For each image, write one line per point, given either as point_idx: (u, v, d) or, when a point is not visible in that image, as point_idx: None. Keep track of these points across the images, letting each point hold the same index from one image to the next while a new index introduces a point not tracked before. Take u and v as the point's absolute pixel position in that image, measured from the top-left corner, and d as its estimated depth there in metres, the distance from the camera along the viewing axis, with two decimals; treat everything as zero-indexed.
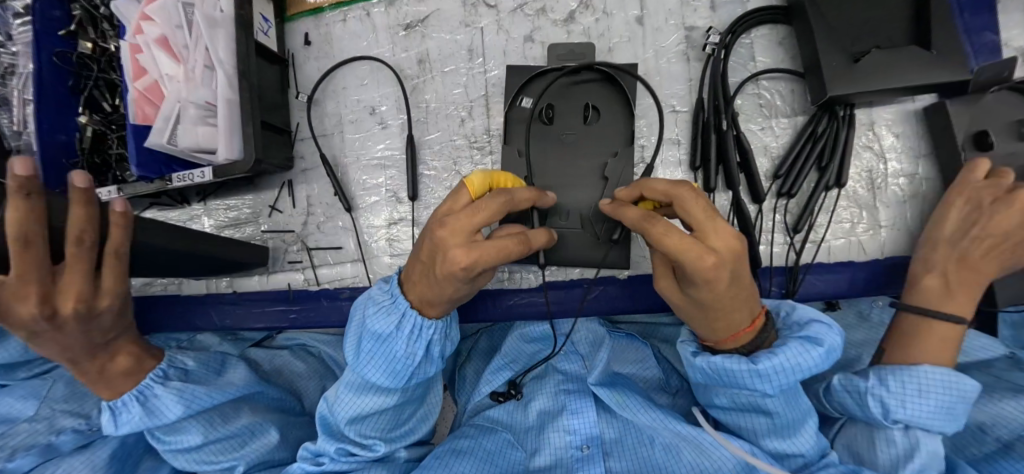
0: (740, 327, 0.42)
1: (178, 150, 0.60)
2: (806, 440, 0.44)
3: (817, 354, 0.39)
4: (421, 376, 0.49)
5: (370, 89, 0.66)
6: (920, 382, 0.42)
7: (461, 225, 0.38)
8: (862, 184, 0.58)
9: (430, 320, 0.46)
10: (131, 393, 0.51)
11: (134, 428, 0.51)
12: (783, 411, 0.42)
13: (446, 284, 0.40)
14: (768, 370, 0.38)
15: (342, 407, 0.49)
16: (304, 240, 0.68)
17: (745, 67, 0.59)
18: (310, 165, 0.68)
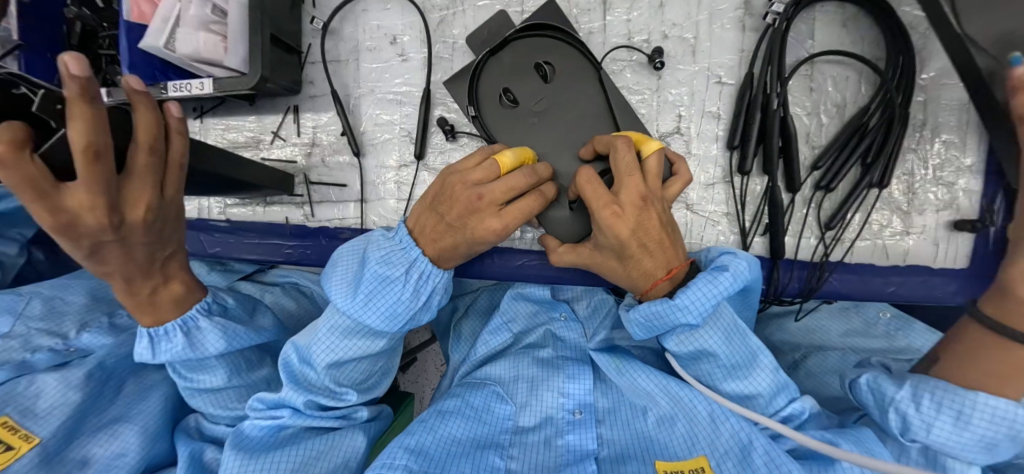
0: (657, 275, 0.44)
1: (175, 57, 0.54)
2: (765, 380, 0.44)
3: (725, 277, 0.41)
4: (415, 322, 0.51)
5: (393, 15, 0.60)
6: (964, 407, 0.37)
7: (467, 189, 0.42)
8: (899, 187, 0.56)
9: (442, 269, 0.49)
10: (174, 323, 0.51)
11: (174, 356, 0.51)
12: (727, 352, 0.44)
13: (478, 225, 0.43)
14: (685, 300, 0.40)
15: (319, 352, 0.50)
16: (306, 173, 0.64)
17: (801, 45, 0.55)
18: (319, 92, 0.63)
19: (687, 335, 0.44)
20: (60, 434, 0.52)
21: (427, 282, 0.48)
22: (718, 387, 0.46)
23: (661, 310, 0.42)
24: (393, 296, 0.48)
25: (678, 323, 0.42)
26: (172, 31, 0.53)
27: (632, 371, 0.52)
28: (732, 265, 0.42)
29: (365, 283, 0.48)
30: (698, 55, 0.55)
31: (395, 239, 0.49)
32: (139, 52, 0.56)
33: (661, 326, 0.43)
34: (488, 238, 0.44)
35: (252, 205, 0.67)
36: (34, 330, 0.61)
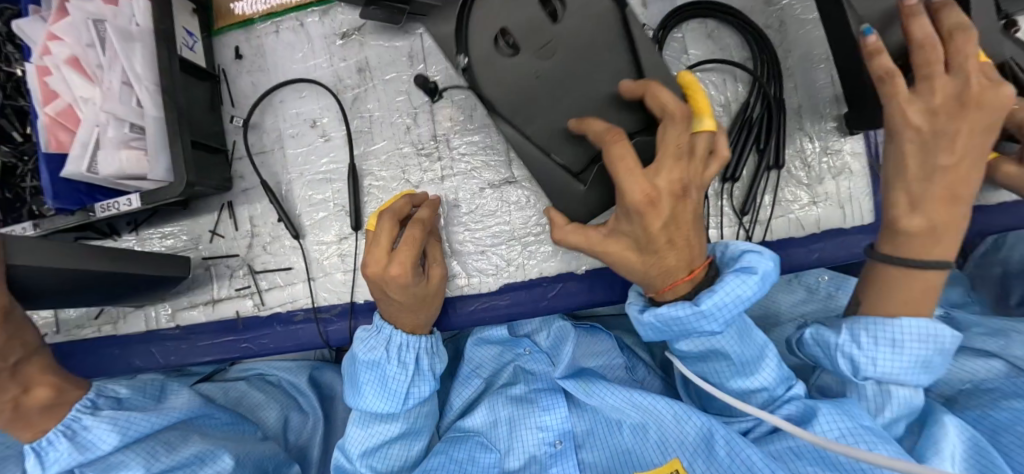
0: (679, 277, 0.42)
1: (100, 178, 0.56)
2: (768, 373, 0.46)
3: (754, 279, 0.40)
4: (416, 395, 0.53)
5: (310, 101, 0.63)
6: (894, 336, 0.43)
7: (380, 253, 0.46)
8: (797, 164, 0.62)
9: (420, 335, 0.53)
10: (56, 430, 0.48)
11: (64, 466, 0.48)
12: (737, 350, 0.45)
13: (387, 274, 0.46)
14: (711, 304, 0.39)
15: (354, 441, 0.54)
16: (250, 264, 0.64)
17: (679, 60, 0.62)
18: (250, 184, 0.64)
19: (700, 338, 0.44)
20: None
21: (408, 351, 0.51)
22: (727, 384, 0.47)
23: (684, 317, 0.41)
24: (389, 381, 0.51)
25: (701, 330, 0.42)
26: (94, 153, 0.55)
27: (599, 392, 0.53)
28: (760, 265, 0.40)
29: (363, 378, 0.52)
30: None
31: (372, 327, 0.53)
32: (62, 179, 0.57)
33: (676, 327, 0.42)
34: (407, 287, 0.47)
35: (199, 306, 0.67)
36: None
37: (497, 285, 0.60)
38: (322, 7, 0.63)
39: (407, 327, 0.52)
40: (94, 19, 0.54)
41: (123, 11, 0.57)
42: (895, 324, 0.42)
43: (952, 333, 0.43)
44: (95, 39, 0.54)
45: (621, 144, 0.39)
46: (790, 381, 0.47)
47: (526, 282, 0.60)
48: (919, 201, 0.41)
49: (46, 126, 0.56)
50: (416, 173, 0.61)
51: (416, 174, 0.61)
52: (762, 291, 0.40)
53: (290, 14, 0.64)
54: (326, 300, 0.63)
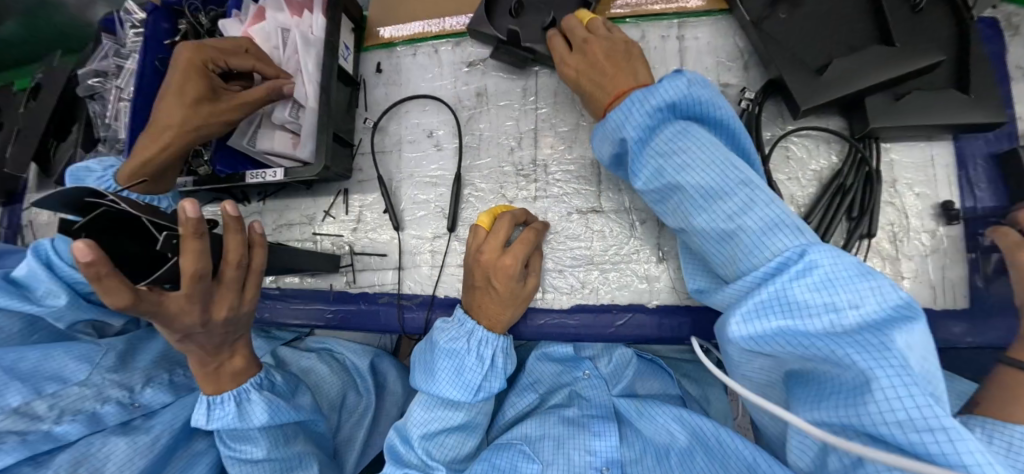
0: (626, 87, 0.54)
1: (254, 150, 0.67)
2: (754, 216, 0.45)
3: (680, 83, 0.51)
4: (486, 390, 0.57)
5: (430, 115, 0.73)
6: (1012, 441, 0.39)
7: (492, 245, 0.56)
8: (885, 238, 0.62)
9: (498, 335, 0.57)
10: (232, 393, 0.59)
11: (224, 423, 0.59)
12: (693, 175, 0.48)
13: (500, 280, 0.54)
14: (622, 109, 0.52)
15: (416, 423, 0.58)
16: (351, 246, 0.73)
17: (775, 123, 0.65)
18: (366, 177, 0.74)
19: (650, 146, 0.51)
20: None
21: (486, 346, 0.56)
22: (695, 224, 0.49)
23: (609, 125, 0.53)
24: (465, 371, 0.56)
25: (622, 135, 0.52)
26: (255, 129, 0.69)
27: (652, 411, 0.59)
28: (670, 90, 0.51)
29: (440, 364, 0.57)
30: None
31: (454, 319, 0.58)
32: (226, 147, 0.71)
33: (628, 149, 0.52)
34: (510, 282, 0.54)
35: (301, 274, 0.76)
36: (107, 381, 0.68)
37: (569, 303, 0.64)
38: (456, 39, 0.74)
39: (489, 323, 0.57)
40: (283, 28, 0.68)
41: (304, 22, 0.69)
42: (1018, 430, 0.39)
43: None
44: (281, 42, 0.67)
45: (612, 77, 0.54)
46: (796, 236, 0.43)
47: (596, 306, 0.63)
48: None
49: None
50: (512, 190, 0.67)
51: (512, 191, 0.67)
52: (675, 99, 0.51)
53: (428, 42, 0.75)
54: (410, 289, 0.70)
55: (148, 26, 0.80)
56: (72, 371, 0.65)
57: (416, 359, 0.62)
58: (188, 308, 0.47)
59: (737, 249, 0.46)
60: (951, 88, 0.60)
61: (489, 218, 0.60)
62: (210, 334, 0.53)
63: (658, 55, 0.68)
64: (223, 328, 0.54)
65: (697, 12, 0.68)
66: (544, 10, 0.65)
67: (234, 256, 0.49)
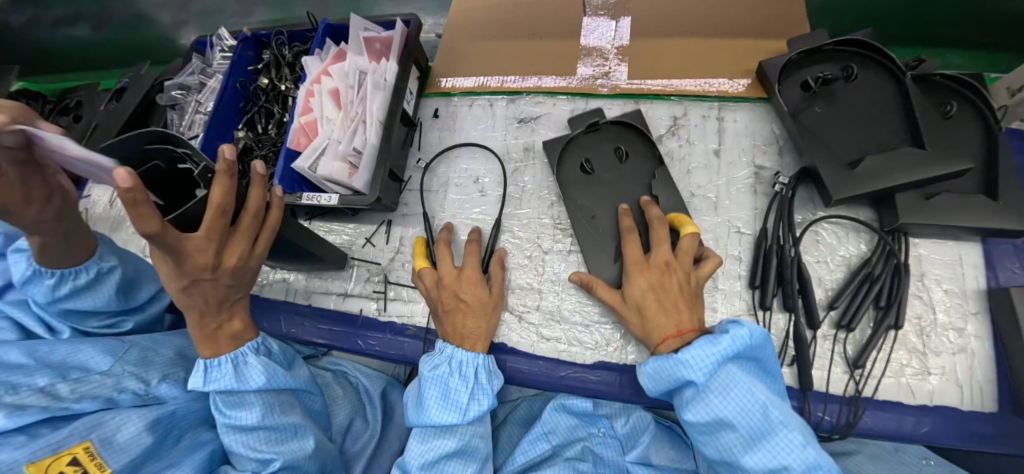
0: (668, 333, 0.52)
1: (314, 175, 0.72)
2: (791, 451, 0.42)
3: (724, 341, 0.47)
4: (474, 412, 0.58)
5: (479, 162, 0.78)
6: None
7: (458, 289, 0.63)
8: (912, 331, 0.62)
9: (479, 353, 0.61)
10: (228, 356, 0.62)
11: (220, 386, 0.60)
12: (741, 420, 0.45)
13: (466, 322, 0.62)
14: (687, 356, 0.47)
15: (411, 456, 0.59)
16: (387, 274, 0.77)
17: (807, 207, 0.68)
18: (411, 212, 0.79)
19: (699, 402, 0.48)
20: (127, 467, 0.60)
21: (466, 367, 0.59)
22: (740, 461, 0.45)
23: (668, 366, 0.49)
24: (451, 395, 0.58)
25: (683, 378, 0.48)
26: (318, 156, 0.73)
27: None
28: (734, 329, 0.47)
29: (427, 393, 0.58)
30: (720, 209, 0.68)
31: (437, 351, 0.62)
32: (289, 169, 0.75)
33: (670, 382, 0.49)
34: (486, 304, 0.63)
35: (334, 295, 0.79)
36: (127, 372, 0.70)
37: (592, 359, 0.65)
38: (511, 97, 0.81)
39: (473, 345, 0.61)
40: (361, 71, 0.75)
41: (379, 67, 0.76)
42: None
43: None
44: (357, 83, 0.74)
45: (631, 245, 0.60)
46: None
47: (619, 365, 0.65)
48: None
49: (296, 131, 0.75)
50: (547, 241, 0.71)
51: (548, 242, 0.71)
52: (737, 349, 0.47)
53: (485, 96, 0.82)
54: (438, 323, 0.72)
55: (236, 54, 0.89)
56: (94, 363, 0.69)
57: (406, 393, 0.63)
58: (205, 246, 0.50)
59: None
60: (979, 194, 0.62)
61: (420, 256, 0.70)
62: (212, 287, 0.56)
63: (698, 132, 0.73)
64: (227, 280, 0.57)
65: (738, 98, 0.74)
66: (606, 141, 0.71)
67: (253, 208, 0.54)
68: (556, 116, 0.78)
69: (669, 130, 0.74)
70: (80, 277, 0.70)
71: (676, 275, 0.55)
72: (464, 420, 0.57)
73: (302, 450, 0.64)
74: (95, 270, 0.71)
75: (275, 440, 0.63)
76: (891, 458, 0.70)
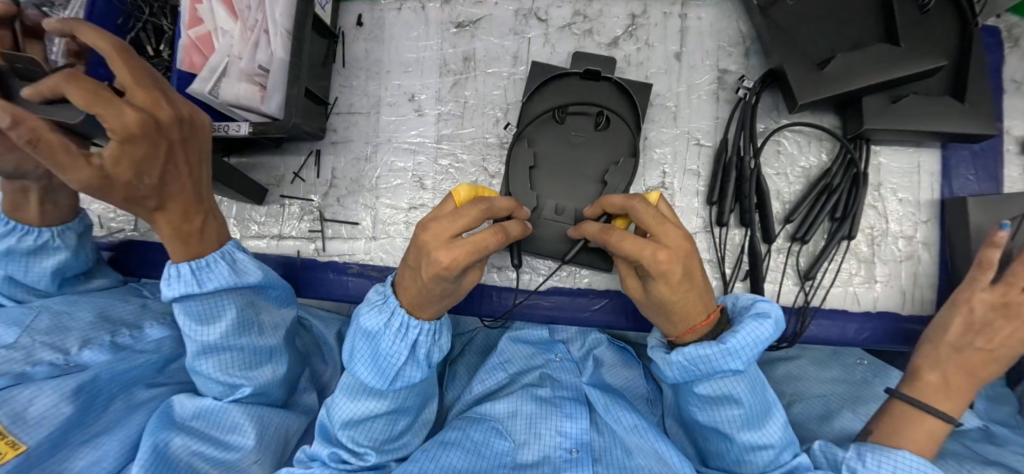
0: (697, 321, 0.46)
1: (217, 101, 0.60)
2: (776, 429, 0.47)
3: (767, 325, 0.42)
4: (405, 380, 0.49)
5: (413, 77, 0.68)
6: (897, 464, 0.44)
7: (442, 228, 0.40)
8: (864, 240, 0.61)
9: (421, 320, 0.46)
10: (217, 254, 0.53)
11: (218, 285, 0.51)
12: (750, 400, 0.45)
13: (430, 290, 0.41)
14: (736, 344, 0.41)
15: (341, 410, 0.51)
16: (321, 211, 0.69)
17: (770, 115, 0.63)
18: (341, 138, 0.69)
19: (720, 382, 0.44)
20: (47, 442, 0.54)
21: (409, 331, 0.46)
22: (736, 435, 0.47)
23: (713, 356, 0.42)
24: (382, 352, 0.47)
25: (726, 369, 0.42)
26: (218, 79, 0.60)
27: (619, 410, 0.57)
28: (772, 310, 0.44)
29: (358, 351, 0.49)
30: (679, 120, 0.63)
31: (381, 291, 0.49)
32: (185, 95, 0.63)
33: (699, 369, 0.43)
34: (436, 280, 0.40)
35: (266, 238, 0.72)
36: (38, 343, 0.61)
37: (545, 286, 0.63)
38: None
39: (410, 306, 0.46)
40: None
41: None
42: (897, 456, 0.44)
43: None
44: None
45: (618, 234, 0.43)
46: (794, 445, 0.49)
47: (573, 289, 0.62)
48: (962, 348, 0.49)
49: (185, 47, 0.62)
50: (494, 164, 0.64)
51: (494, 165, 0.64)
52: (774, 336, 0.43)
53: None
54: (383, 261, 0.67)
55: None
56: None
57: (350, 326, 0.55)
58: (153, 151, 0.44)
59: (758, 460, 0.48)
60: (946, 95, 0.59)
61: (468, 195, 0.46)
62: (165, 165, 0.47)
63: (658, 33, 0.64)
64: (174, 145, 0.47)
65: None
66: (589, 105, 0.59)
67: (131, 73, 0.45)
68: (498, 18, 0.67)
69: (627, 32, 0.65)
70: (26, 240, 0.61)
71: (669, 252, 0.40)
72: (390, 387, 0.49)
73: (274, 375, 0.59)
74: (41, 238, 0.61)
75: (249, 364, 0.57)
76: (832, 361, 0.74)
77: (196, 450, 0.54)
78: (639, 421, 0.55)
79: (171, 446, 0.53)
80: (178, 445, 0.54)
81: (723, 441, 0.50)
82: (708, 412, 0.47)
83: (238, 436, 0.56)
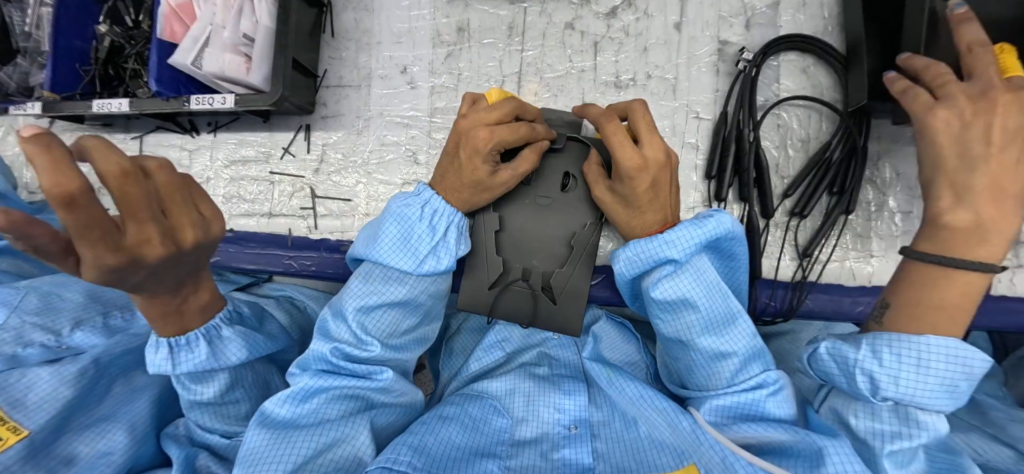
0: (654, 228, 0.50)
1: (201, 73, 0.58)
2: (740, 339, 0.47)
3: (710, 225, 0.46)
4: (431, 267, 0.53)
5: (405, 48, 0.66)
6: (922, 353, 0.38)
7: (482, 119, 0.49)
8: (862, 215, 0.61)
9: (456, 210, 0.54)
10: (199, 331, 0.48)
11: (195, 366, 0.48)
12: (705, 302, 0.47)
13: (478, 161, 0.50)
14: (671, 234, 0.46)
15: (351, 298, 0.52)
16: (313, 187, 0.67)
17: (770, 88, 0.62)
18: (331, 113, 0.67)
19: (672, 280, 0.47)
20: (49, 427, 0.51)
21: (441, 218, 0.53)
22: (697, 343, 0.48)
23: (651, 247, 0.47)
24: (409, 233, 0.53)
25: (665, 258, 0.46)
26: (202, 49, 0.58)
27: (621, 381, 0.56)
28: (720, 216, 0.47)
29: (387, 228, 0.53)
30: (678, 93, 0.61)
31: (415, 191, 0.56)
32: (166, 66, 0.60)
33: (646, 264, 0.48)
34: (483, 170, 0.50)
35: (257, 216, 0.70)
36: (29, 324, 0.59)
37: None
38: None
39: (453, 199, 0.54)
40: None
41: None
42: (923, 341, 0.38)
43: (986, 361, 0.38)
44: None
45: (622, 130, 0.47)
46: (765, 362, 0.48)
47: None
48: (964, 192, 0.39)
49: (165, 15, 0.59)
50: None
51: None
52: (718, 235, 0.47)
53: None
54: None
55: None
56: None
57: (360, 235, 0.58)
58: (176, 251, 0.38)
59: (723, 371, 0.48)
60: None
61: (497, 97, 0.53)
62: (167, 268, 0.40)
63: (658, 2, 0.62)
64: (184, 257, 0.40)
65: None
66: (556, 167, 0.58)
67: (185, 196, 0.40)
68: None
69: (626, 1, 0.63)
70: None
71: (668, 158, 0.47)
72: (415, 269, 0.53)
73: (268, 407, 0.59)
74: None
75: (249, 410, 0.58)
76: None
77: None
78: (647, 391, 0.53)
79: (196, 460, 0.54)
80: (202, 463, 0.53)
81: (688, 353, 0.49)
82: (667, 318, 0.49)
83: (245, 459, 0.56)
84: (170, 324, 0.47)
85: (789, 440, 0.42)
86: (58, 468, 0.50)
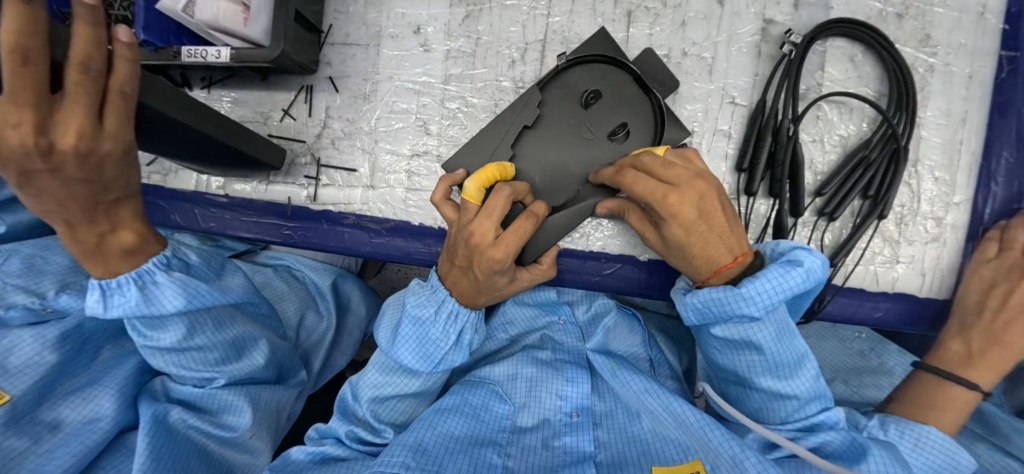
0: (724, 263, 0.43)
1: (193, 22, 0.52)
2: (806, 382, 0.45)
3: (797, 272, 0.40)
4: (448, 363, 0.53)
5: (418, 5, 0.60)
6: (920, 437, 0.45)
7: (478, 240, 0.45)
8: (891, 219, 0.58)
9: (471, 309, 0.52)
10: (127, 276, 0.47)
11: (126, 311, 0.47)
12: (774, 350, 0.43)
13: (493, 282, 0.48)
14: (751, 291, 0.39)
15: (368, 386, 0.55)
16: (315, 154, 0.63)
17: (812, 75, 0.57)
18: (336, 74, 0.62)
19: (740, 329, 0.43)
20: (32, 392, 0.51)
21: (456, 320, 0.51)
22: (756, 380, 0.46)
23: (722, 298, 0.41)
24: (430, 338, 0.51)
25: (739, 313, 0.41)
26: None
27: (623, 374, 0.54)
28: (807, 260, 0.40)
29: (404, 329, 0.52)
30: (714, 74, 0.57)
31: (427, 284, 0.53)
32: (155, 12, 0.54)
33: (712, 310, 0.43)
34: (493, 274, 0.47)
35: (254, 183, 0.65)
36: (10, 285, 0.56)
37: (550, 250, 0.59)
38: None
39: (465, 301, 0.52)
40: None
41: None
42: (924, 429, 0.45)
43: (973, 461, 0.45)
44: None
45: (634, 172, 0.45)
46: (824, 400, 0.46)
47: (585, 252, 0.59)
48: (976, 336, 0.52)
49: None
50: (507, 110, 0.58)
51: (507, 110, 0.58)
52: (805, 288, 0.40)
53: None
54: (382, 212, 0.62)
55: None
56: None
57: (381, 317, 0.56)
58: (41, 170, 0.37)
59: (781, 408, 0.47)
60: None
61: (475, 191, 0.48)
62: (64, 181, 0.38)
63: None
64: (83, 173, 0.38)
65: None
66: (619, 111, 0.54)
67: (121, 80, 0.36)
68: None
69: None
70: None
71: (677, 195, 0.42)
72: (433, 369, 0.53)
73: (253, 363, 0.58)
74: None
75: (221, 360, 0.56)
76: (832, 336, 0.73)
77: (193, 425, 0.56)
78: (648, 384, 0.52)
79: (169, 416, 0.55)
80: (174, 418, 0.55)
81: (754, 391, 0.48)
82: (726, 351, 0.46)
83: (233, 417, 0.57)
84: (103, 265, 0.46)
85: (846, 450, 0.44)
86: (45, 435, 0.50)
